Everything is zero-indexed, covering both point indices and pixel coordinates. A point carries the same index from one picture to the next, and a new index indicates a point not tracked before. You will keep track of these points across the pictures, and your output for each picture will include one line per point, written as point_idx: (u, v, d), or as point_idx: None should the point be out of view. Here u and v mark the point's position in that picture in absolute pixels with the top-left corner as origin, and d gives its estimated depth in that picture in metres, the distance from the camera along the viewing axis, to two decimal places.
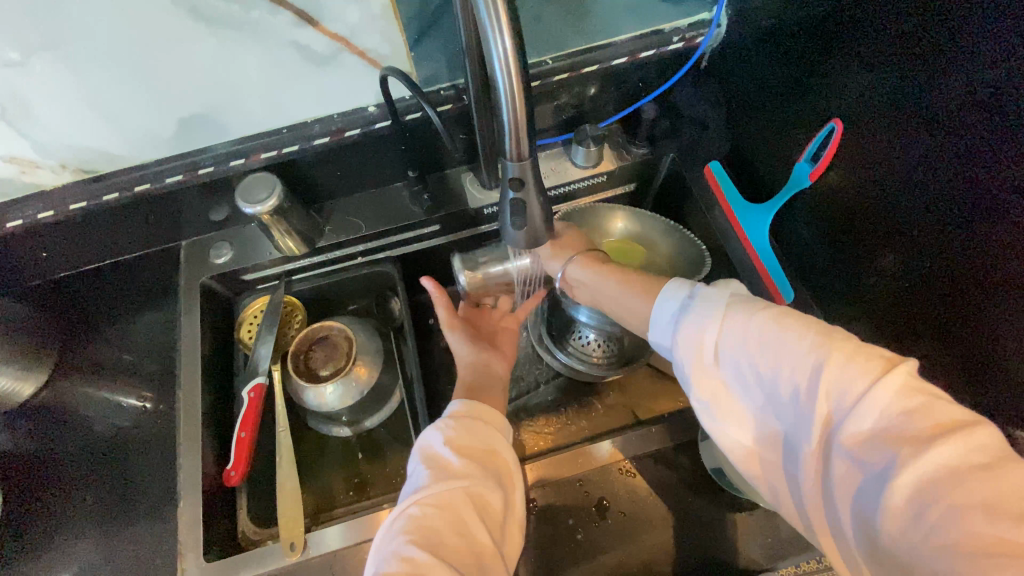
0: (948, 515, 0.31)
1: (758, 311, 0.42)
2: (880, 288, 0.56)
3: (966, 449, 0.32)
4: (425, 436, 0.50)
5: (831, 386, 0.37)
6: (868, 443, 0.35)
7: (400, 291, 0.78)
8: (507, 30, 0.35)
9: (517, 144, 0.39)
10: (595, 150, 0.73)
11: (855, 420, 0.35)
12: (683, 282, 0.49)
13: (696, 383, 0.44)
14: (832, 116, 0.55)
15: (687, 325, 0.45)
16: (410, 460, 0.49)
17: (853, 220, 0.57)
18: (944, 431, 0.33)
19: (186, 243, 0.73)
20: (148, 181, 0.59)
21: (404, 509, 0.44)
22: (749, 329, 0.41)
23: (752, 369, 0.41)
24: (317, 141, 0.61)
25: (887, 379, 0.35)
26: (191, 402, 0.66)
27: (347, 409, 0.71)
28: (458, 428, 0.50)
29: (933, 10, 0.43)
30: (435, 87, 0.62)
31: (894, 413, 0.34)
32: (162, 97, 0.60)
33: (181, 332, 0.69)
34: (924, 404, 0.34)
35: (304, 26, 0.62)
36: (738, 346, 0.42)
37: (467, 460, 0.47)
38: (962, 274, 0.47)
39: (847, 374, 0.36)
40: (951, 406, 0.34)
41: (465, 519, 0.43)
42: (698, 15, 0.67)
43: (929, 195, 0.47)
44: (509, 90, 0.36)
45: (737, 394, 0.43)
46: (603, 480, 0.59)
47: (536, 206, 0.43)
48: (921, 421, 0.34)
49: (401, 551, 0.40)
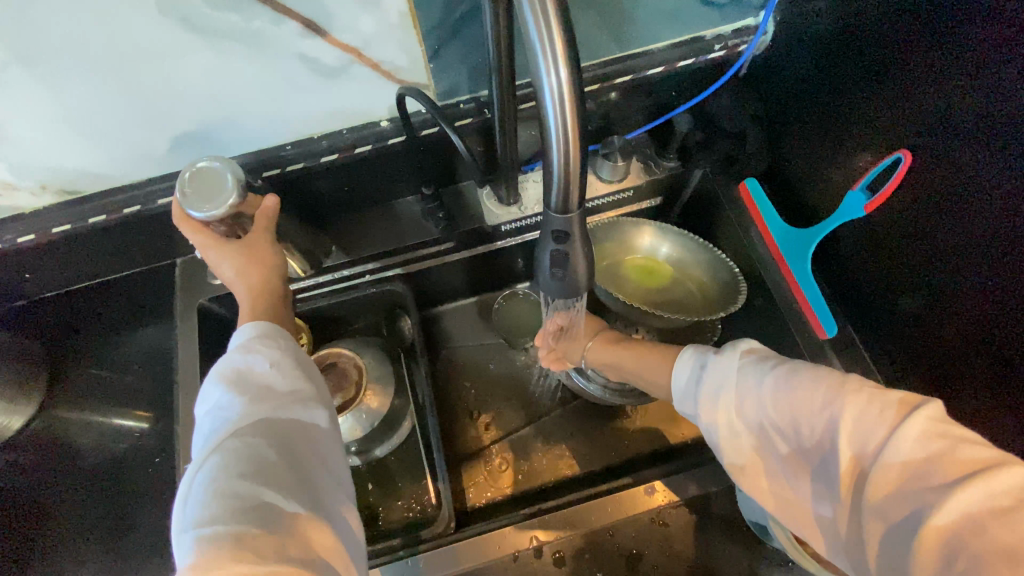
0: (975, 562, 0.33)
1: (770, 371, 0.47)
2: (912, 333, 0.55)
3: (990, 493, 0.35)
4: (221, 366, 0.43)
5: (852, 436, 0.40)
6: (893, 491, 0.38)
7: (412, 311, 0.71)
8: (561, 63, 0.31)
9: (565, 195, 0.35)
10: (622, 164, 0.67)
11: (880, 467, 0.38)
12: (697, 351, 0.54)
13: (727, 445, 0.48)
14: (902, 146, 0.50)
15: (709, 389, 0.50)
16: (209, 393, 0.42)
17: (886, 261, 0.56)
18: (966, 475, 0.36)
19: (181, 261, 0.68)
20: (138, 203, 0.56)
21: (209, 458, 0.37)
22: (767, 393, 0.46)
23: (774, 423, 0.45)
24: (324, 158, 0.57)
25: (907, 427, 0.38)
26: (192, 437, 0.62)
27: (357, 439, 0.67)
28: (270, 345, 0.44)
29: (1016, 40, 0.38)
30: (455, 99, 0.57)
31: (915, 459, 0.38)
32: (150, 114, 0.49)
33: (179, 360, 0.64)
34: (944, 449, 0.37)
35: (314, 35, 0.47)
36: (756, 402, 0.46)
37: (293, 386, 0.43)
38: (1001, 328, 0.46)
39: (863, 422, 0.40)
40: (974, 446, 0.37)
41: (288, 448, 0.40)
42: (744, 20, 0.61)
43: (966, 249, 0.47)
44: (562, 131, 0.32)
45: (766, 450, 0.46)
46: (633, 528, 0.56)
47: (582, 259, 0.38)
48: (942, 468, 0.36)
49: (226, 491, 0.35)
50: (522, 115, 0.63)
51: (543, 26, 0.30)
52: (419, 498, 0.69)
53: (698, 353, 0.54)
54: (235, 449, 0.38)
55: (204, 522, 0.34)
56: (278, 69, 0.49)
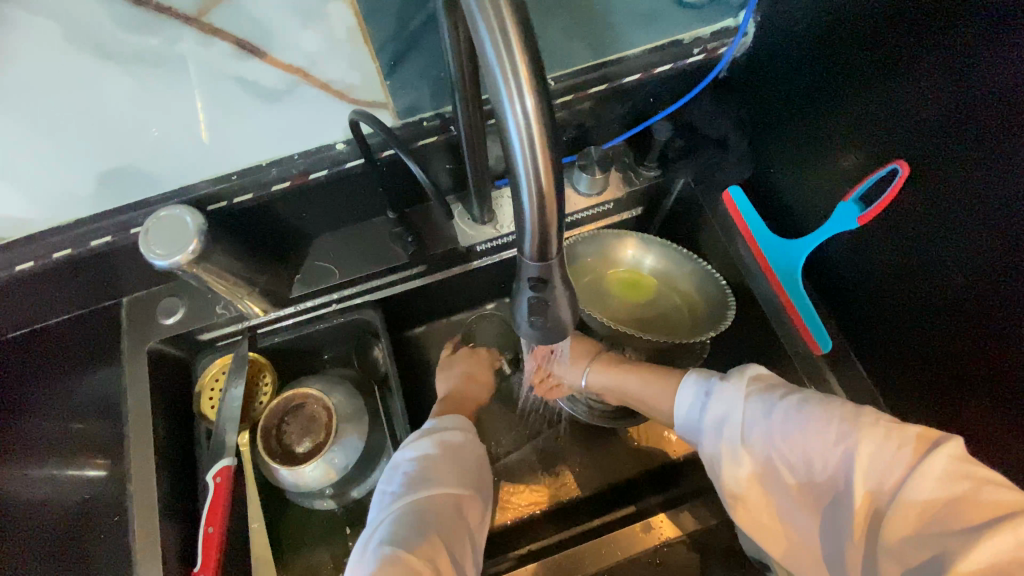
0: None
1: (777, 401, 0.47)
2: (903, 349, 0.53)
3: (1016, 542, 0.34)
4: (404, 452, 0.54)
5: (868, 473, 0.40)
6: (913, 534, 0.38)
7: (382, 338, 0.66)
8: (530, 93, 0.27)
9: (541, 245, 0.31)
10: (601, 177, 0.64)
11: (898, 508, 0.38)
12: (699, 375, 0.54)
13: (732, 474, 0.48)
14: (896, 156, 0.47)
15: (713, 418, 0.50)
16: (389, 469, 0.54)
17: (876, 275, 0.53)
18: (991, 522, 0.35)
19: (128, 300, 0.63)
20: (69, 246, 0.47)
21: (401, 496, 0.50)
22: (774, 422, 0.46)
23: (782, 455, 0.45)
24: (276, 187, 0.50)
25: (925, 465, 0.38)
26: (148, 494, 0.57)
27: (331, 484, 0.62)
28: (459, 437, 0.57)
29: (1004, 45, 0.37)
30: (417, 117, 0.51)
31: (937, 501, 0.37)
32: (77, 148, 0.48)
33: (130, 410, 0.59)
34: (967, 491, 0.37)
35: (251, 57, 0.50)
36: (764, 433, 0.46)
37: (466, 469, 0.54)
38: (995, 347, 0.44)
39: (880, 461, 0.40)
40: (999, 490, 0.37)
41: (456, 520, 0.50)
42: (722, 22, 0.58)
43: (965, 264, 0.44)
44: (534, 183, 0.28)
45: (769, 480, 0.46)
46: (628, 570, 0.53)
47: (565, 303, 0.34)
48: (965, 511, 0.36)
49: (389, 552, 0.44)
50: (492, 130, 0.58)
51: (502, 51, 0.26)
52: None
53: (700, 377, 0.54)
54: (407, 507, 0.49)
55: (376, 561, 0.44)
56: (213, 95, 0.50)
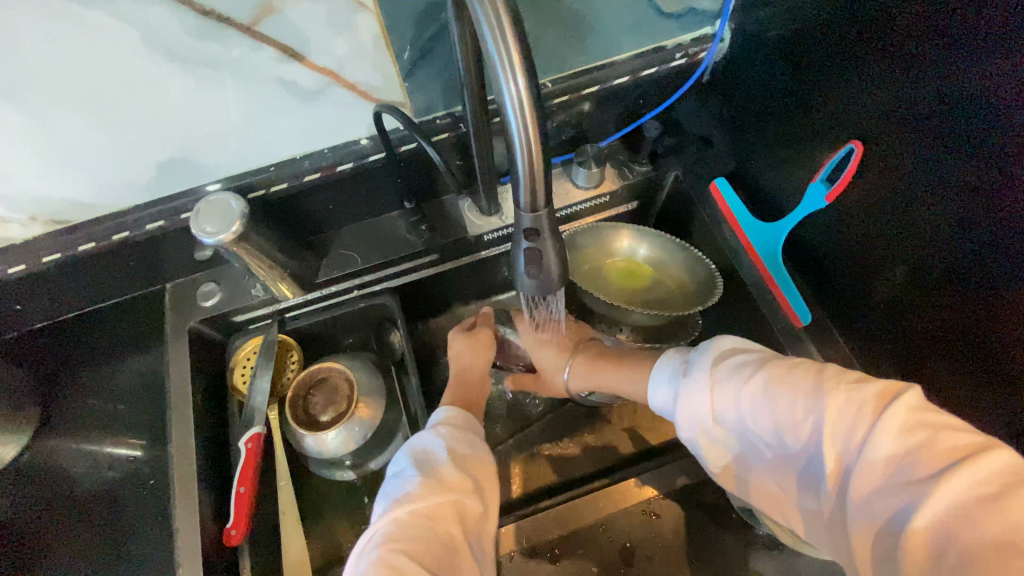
0: (963, 555, 0.35)
1: (745, 376, 0.49)
2: (882, 316, 0.57)
3: (974, 482, 0.37)
4: (412, 448, 0.56)
5: (835, 434, 0.43)
6: (880, 487, 0.39)
7: (400, 324, 0.72)
8: (520, 72, 0.33)
9: (532, 192, 0.37)
10: (597, 170, 0.70)
11: (863, 465, 0.40)
12: (673, 355, 0.56)
13: (711, 449, 0.50)
14: (851, 137, 0.53)
15: (686, 401, 0.52)
16: (393, 464, 0.55)
17: (856, 250, 0.58)
18: (950, 466, 0.38)
19: (170, 287, 0.69)
20: (127, 229, 0.56)
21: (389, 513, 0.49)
22: (742, 396, 0.48)
23: (755, 427, 0.47)
24: (306, 177, 0.58)
25: (887, 420, 0.41)
26: (185, 459, 0.62)
27: (350, 453, 0.67)
28: (451, 441, 0.56)
29: (936, 32, 0.43)
30: (431, 115, 0.59)
31: (898, 453, 0.40)
32: (137, 141, 0.53)
33: (171, 381, 0.65)
34: (926, 440, 0.39)
35: (291, 60, 0.53)
36: (736, 409, 0.48)
37: (463, 474, 0.53)
38: (964, 304, 0.48)
39: (845, 418, 0.42)
40: (956, 434, 0.39)
41: (449, 527, 0.49)
42: (700, 30, 0.65)
43: (932, 229, 0.49)
44: (523, 136, 0.35)
45: (744, 449, 0.49)
46: (623, 522, 0.58)
47: (554, 254, 0.40)
48: (925, 460, 0.38)
49: (384, 558, 0.45)
50: (496, 128, 0.66)
51: (500, 34, 0.33)
52: None
53: (673, 357, 0.56)
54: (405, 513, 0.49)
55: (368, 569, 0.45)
56: (258, 93, 0.54)
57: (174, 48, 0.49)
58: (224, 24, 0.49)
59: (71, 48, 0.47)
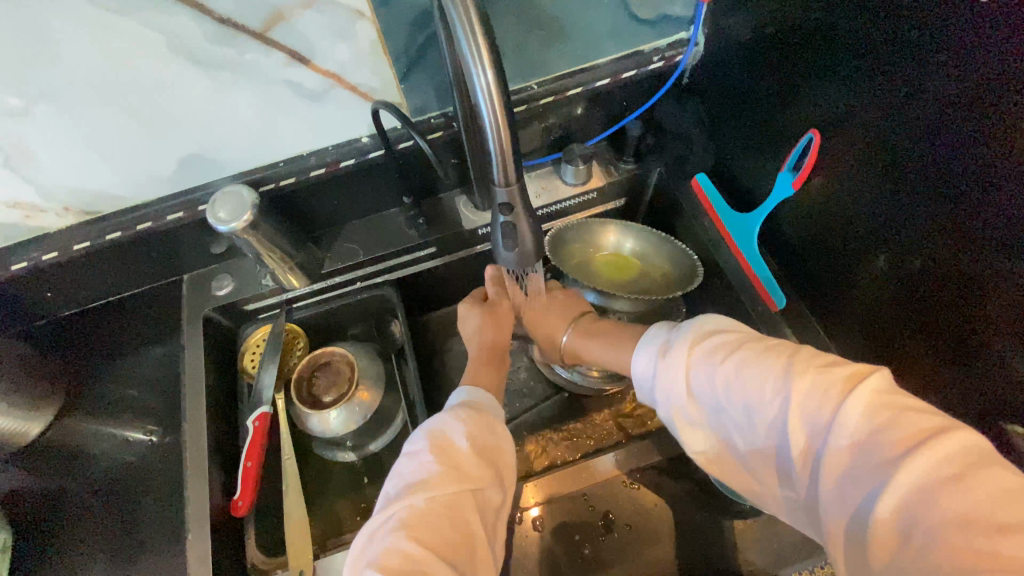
0: (924, 529, 0.33)
1: (718, 360, 0.48)
2: (860, 301, 0.60)
3: (936, 461, 0.35)
4: (437, 422, 0.52)
5: (802, 419, 0.41)
6: (845, 469, 0.38)
7: (400, 314, 0.77)
8: (488, 66, 0.39)
9: (505, 170, 0.43)
10: (584, 168, 0.75)
11: (829, 449, 0.39)
12: (654, 334, 0.57)
13: (686, 432, 0.50)
14: (809, 127, 0.58)
15: (664, 378, 0.51)
16: (411, 441, 0.51)
17: (833, 237, 0.61)
18: (913, 445, 0.36)
19: (187, 278, 0.74)
20: (150, 220, 0.62)
21: (402, 501, 0.46)
22: (715, 378, 0.48)
23: (729, 412, 0.46)
24: (313, 173, 0.64)
25: (851, 403, 0.39)
26: (197, 437, 0.67)
27: (350, 434, 0.71)
28: (474, 422, 0.53)
29: (879, 27, 0.47)
30: (425, 115, 0.64)
31: (864, 434, 0.38)
32: (163, 139, 0.59)
33: (186, 364, 0.69)
34: (891, 421, 0.38)
35: (297, 64, 0.59)
36: (709, 390, 0.48)
37: (483, 464, 0.50)
38: (934, 281, 0.50)
39: (810, 405, 0.41)
40: (922, 415, 0.38)
41: (466, 518, 0.47)
42: (676, 35, 0.70)
43: (901, 211, 0.51)
44: (493, 119, 0.40)
45: (721, 433, 0.48)
46: (606, 493, 0.68)
47: (528, 227, 0.47)
48: (889, 439, 0.37)
49: (399, 544, 0.43)
50: None
51: (470, 33, 0.38)
52: None
53: (654, 338, 0.57)
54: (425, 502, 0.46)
55: (382, 555, 0.43)
56: (268, 96, 0.60)
57: (196, 52, 0.56)
58: (239, 29, 0.56)
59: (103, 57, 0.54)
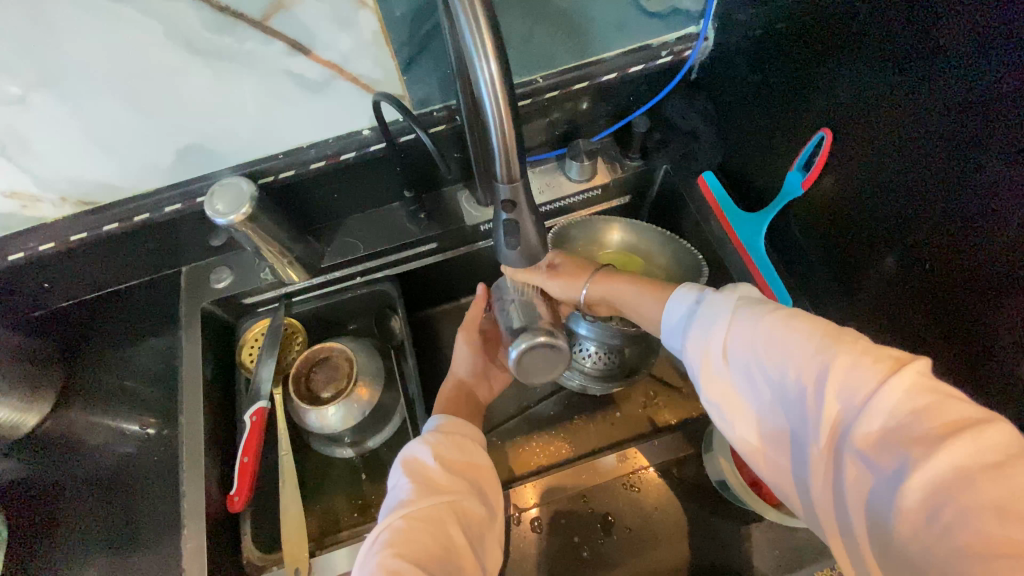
0: (957, 516, 0.31)
1: (761, 319, 0.43)
2: (867, 302, 0.58)
3: (977, 449, 0.32)
4: (407, 449, 0.53)
5: (840, 388, 0.37)
6: (880, 445, 0.35)
7: (399, 309, 0.76)
8: (492, 57, 0.38)
9: (507, 165, 0.42)
10: (589, 164, 0.74)
11: (862, 421, 0.36)
12: (692, 290, 0.52)
13: (708, 389, 0.46)
14: (822, 125, 0.57)
15: (700, 331, 0.47)
16: (391, 474, 0.52)
17: (845, 233, 0.58)
18: (955, 430, 0.33)
19: (186, 269, 0.73)
20: (147, 211, 0.63)
21: (391, 521, 0.46)
22: (754, 334, 0.43)
23: (759, 374, 0.42)
24: (312, 165, 0.65)
25: (896, 379, 0.36)
26: (195, 430, 0.66)
27: (350, 430, 0.70)
28: (443, 441, 0.53)
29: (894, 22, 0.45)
30: (428, 108, 0.65)
31: (904, 414, 0.35)
32: (163, 128, 0.58)
33: (183, 357, 0.69)
34: (936, 403, 0.34)
35: (298, 53, 0.56)
36: (747, 349, 0.43)
37: (451, 474, 0.51)
38: (944, 283, 0.48)
39: (853, 375, 0.37)
40: (963, 404, 0.34)
41: (447, 530, 0.46)
42: (686, 29, 0.68)
43: (912, 209, 0.49)
44: (496, 111, 0.39)
45: (743, 393, 0.44)
46: (605, 494, 0.68)
47: (530, 225, 0.46)
48: (931, 421, 0.34)
49: (384, 562, 0.42)
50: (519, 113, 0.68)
51: (474, 23, 0.37)
52: None
53: (692, 292, 0.52)
54: (401, 525, 0.46)
55: None
56: (270, 84, 0.58)
57: (193, 41, 0.52)
58: (239, 17, 0.52)
59: (104, 44, 0.51)
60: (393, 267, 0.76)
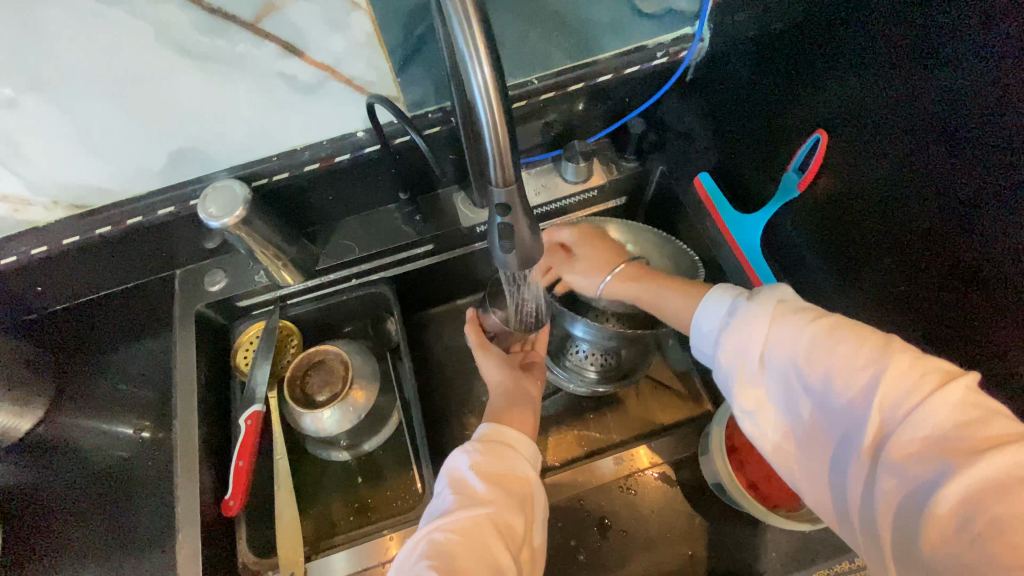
0: (989, 526, 0.32)
1: (805, 326, 0.43)
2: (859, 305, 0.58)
3: (1017, 463, 0.32)
4: (452, 460, 0.52)
5: (887, 399, 0.38)
6: (918, 456, 0.36)
7: (395, 312, 0.76)
8: (485, 61, 0.37)
9: (502, 169, 0.41)
10: (584, 166, 0.74)
11: (904, 431, 0.36)
12: (724, 293, 0.51)
13: (742, 393, 0.46)
14: (816, 126, 0.56)
15: (735, 334, 0.47)
16: (438, 483, 0.52)
17: (838, 234, 0.58)
18: (998, 445, 0.33)
19: (181, 271, 0.73)
20: (140, 214, 0.62)
21: (429, 534, 0.46)
22: (797, 341, 0.43)
23: (799, 380, 0.43)
24: (306, 168, 0.64)
25: (945, 392, 0.36)
26: (188, 435, 0.65)
27: (345, 433, 0.70)
28: (486, 453, 0.52)
29: (888, 24, 0.45)
30: (424, 110, 0.64)
31: (948, 426, 0.35)
32: (156, 131, 0.57)
33: (177, 360, 0.68)
34: (980, 418, 0.35)
35: (291, 56, 0.57)
36: (788, 355, 0.43)
37: (492, 487, 0.49)
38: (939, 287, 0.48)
39: (901, 386, 0.37)
40: (1006, 421, 0.35)
41: (490, 547, 0.44)
42: (681, 30, 0.68)
43: (904, 212, 0.49)
44: (488, 113, 0.39)
45: (779, 399, 0.44)
46: (602, 497, 0.68)
47: (526, 229, 0.45)
48: (972, 435, 0.34)
49: None
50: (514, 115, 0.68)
51: (465, 28, 0.36)
52: (407, 489, 0.72)
53: (725, 294, 0.51)
54: (439, 541, 0.45)
55: None
56: (263, 87, 0.58)
57: (185, 44, 0.53)
58: (229, 20, 0.53)
59: (97, 47, 0.51)
60: (387, 268, 0.76)
